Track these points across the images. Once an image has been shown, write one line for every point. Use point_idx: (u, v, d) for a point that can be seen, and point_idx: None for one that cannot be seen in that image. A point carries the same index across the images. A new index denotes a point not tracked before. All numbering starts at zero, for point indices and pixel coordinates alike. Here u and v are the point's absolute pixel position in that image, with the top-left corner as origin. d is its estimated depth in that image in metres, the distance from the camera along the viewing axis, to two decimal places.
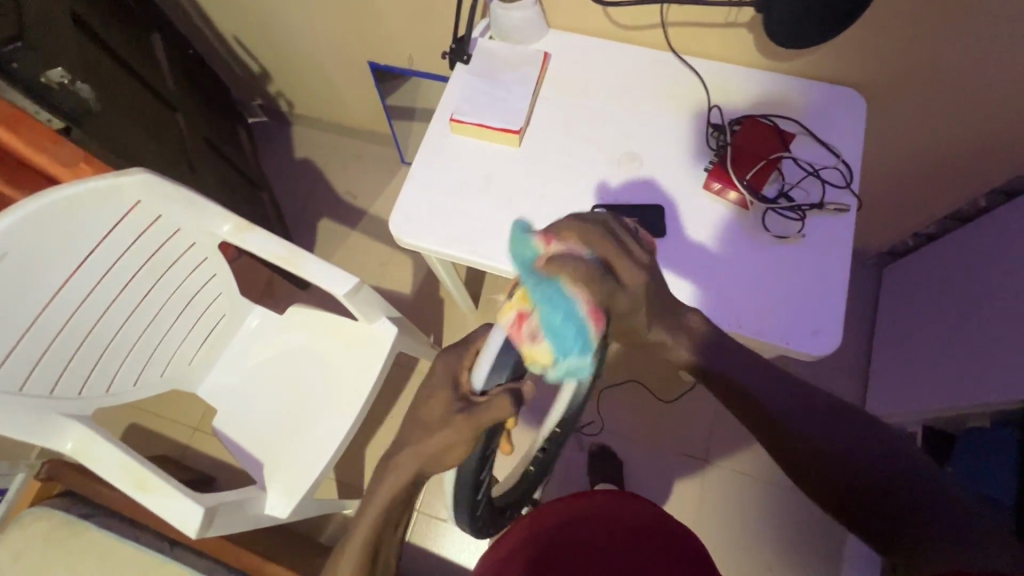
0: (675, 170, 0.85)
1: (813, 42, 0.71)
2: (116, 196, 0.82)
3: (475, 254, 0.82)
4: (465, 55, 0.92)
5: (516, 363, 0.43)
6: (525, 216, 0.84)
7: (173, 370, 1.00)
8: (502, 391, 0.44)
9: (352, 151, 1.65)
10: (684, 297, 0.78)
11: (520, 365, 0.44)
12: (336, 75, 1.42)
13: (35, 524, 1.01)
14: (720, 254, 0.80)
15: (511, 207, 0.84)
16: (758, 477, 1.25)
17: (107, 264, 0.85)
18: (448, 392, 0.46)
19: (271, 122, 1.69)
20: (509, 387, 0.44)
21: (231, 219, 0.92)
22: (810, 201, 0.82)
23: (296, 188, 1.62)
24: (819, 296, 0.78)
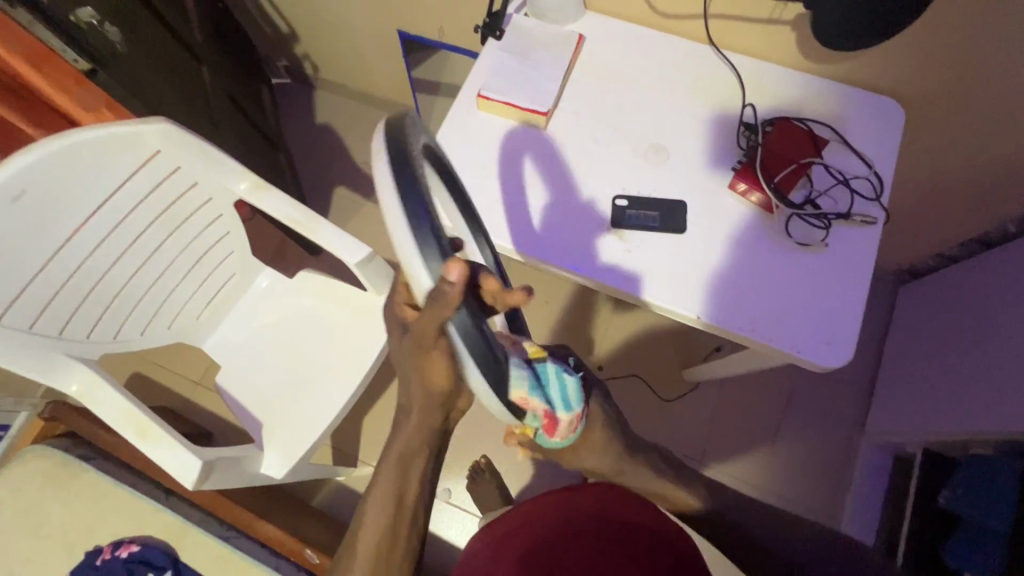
0: (702, 168, 0.84)
1: (871, 32, 0.66)
2: (137, 144, 0.81)
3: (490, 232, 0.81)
4: (498, 30, 0.90)
5: (442, 247, 0.41)
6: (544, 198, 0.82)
7: (180, 323, 1.00)
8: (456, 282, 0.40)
9: (373, 121, 1.63)
10: (700, 296, 0.77)
11: (445, 244, 0.41)
12: (365, 43, 1.40)
13: (35, 462, 1.03)
14: (738, 257, 0.79)
15: (532, 190, 0.83)
16: (751, 483, 1.25)
17: (123, 211, 0.84)
18: (399, 336, 0.50)
19: (294, 84, 1.67)
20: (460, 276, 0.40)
21: (249, 177, 0.91)
22: (837, 210, 0.80)
23: (314, 153, 1.61)
24: (838, 304, 0.76)
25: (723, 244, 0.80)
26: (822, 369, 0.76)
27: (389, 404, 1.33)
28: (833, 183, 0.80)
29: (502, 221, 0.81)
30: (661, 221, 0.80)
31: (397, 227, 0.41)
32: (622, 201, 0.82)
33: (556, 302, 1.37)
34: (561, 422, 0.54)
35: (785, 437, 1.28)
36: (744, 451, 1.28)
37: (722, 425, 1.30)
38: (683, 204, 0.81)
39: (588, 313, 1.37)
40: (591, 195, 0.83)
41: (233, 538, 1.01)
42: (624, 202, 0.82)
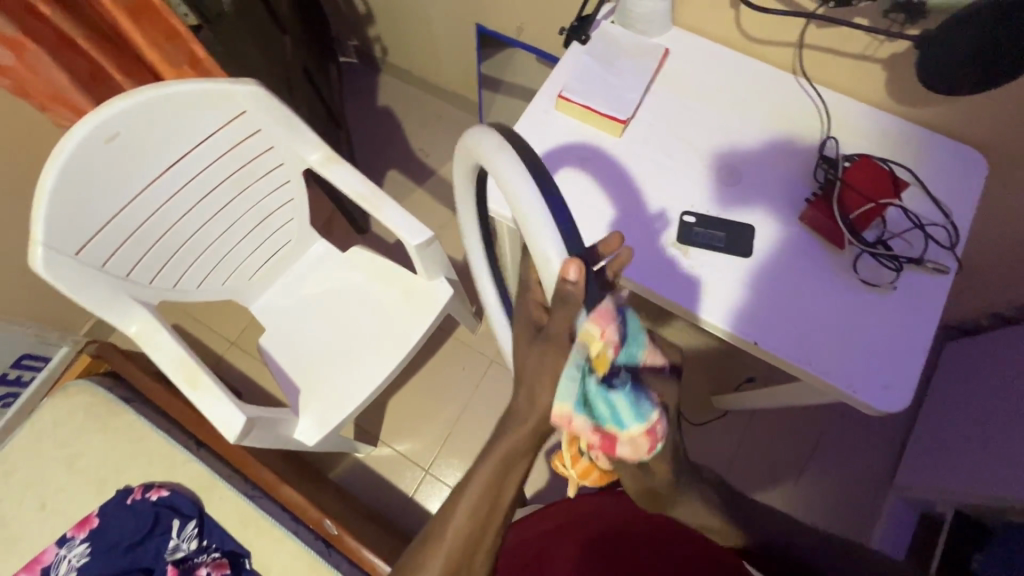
0: (776, 194, 0.83)
1: None
2: (226, 102, 0.84)
3: None
4: (584, 35, 0.90)
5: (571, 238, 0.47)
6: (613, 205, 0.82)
7: (234, 281, 1.02)
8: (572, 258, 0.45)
9: (433, 110, 1.65)
10: (760, 324, 0.77)
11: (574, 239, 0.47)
12: (439, 32, 1.43)
13: (77, 396, 1.06)
14: (803, 289, 0.78)
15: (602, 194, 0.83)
16: None
17: (202, 165, 0.87)
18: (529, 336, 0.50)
19: (360, 66, 1.71)
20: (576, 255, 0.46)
21: (323, 147, 0.93)
22: (910, 254, 0.78)
23: (372, 134, 1.64)
24: (901, 350, 0.75)
25: (789, 274, 0.79)
26: (877, 413, 0.75)
27: (417, 389, 1.34)
28: (909, 226, 0.79)
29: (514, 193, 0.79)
30: (727, 242, 0.80)
31: (536, 214, 0.46)
32: (690, 217, 0.82)
33: None
34: (620, 437, 0.45)
35: (810, 478, 1.26)
36: (766, 486, 1.26)
37: (746, 457, 1.28)
38: (751, 228, 0.81)
39: None
40: (659, 208, 0.83)
41: (257, 498, 1.03)
42: (692, 218, 0.82)
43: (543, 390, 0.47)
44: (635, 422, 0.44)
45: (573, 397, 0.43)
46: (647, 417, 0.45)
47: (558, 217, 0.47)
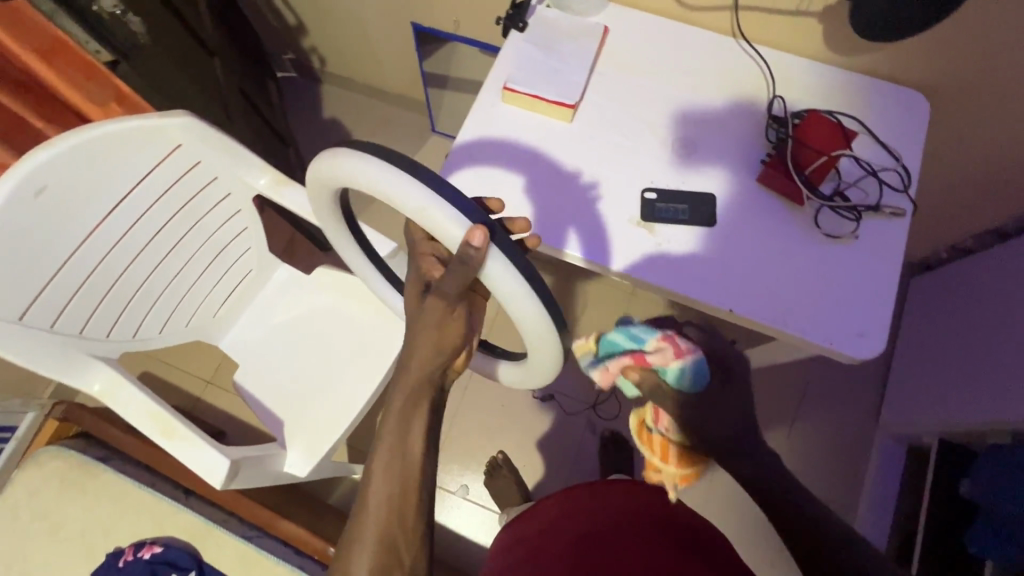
0: (732, 160, 0.83)
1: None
2: (158, 137, 0.80)
3: None
4: (521, 23, 0.89)
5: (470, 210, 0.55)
6: (572, 192, 0.82)
7: (198, 321, 0.98)
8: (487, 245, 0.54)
9: (382, 116, 1.62)
10: (732, 290, 0.77)
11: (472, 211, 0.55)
12: (376, 35, 1.39)
13: (50, 464, 1.01)
14: (770, 249, 0.79)
15: (559, 182, 0.82)
16: None
17: (144, 206, 0.83)
18: (417, 287, 0.62)
19: (300, 79, 1.65)
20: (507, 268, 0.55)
21: (270, 171, 0.90)
22: (867, 201, 0.80)
23: (322, 148, 1.59)
24: (871, 297, 0.76)
25: (755, 238, 0.80)
26: (855, 361, 0.76)
27: None
28: (862, 174, 0.80)
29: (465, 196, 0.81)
30: (691, 214, 0.80)
31: (425, 200, 0.54)
32: (652, 193, 0.81)
33: (570, 298, 1.37)
34: (641, 354, 0.65)
35: (800, 429, 1.29)
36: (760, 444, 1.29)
37: None
38: (712, 196, 0.81)
39: (602, 308, 1.38)
40: (619, 189, 0.82)
41: (256, 538, 1.01)
42: (654, 194, 0.81)
43: (421, 340, 0.58)
44: (645, 336, 0.66)
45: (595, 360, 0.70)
46: (652, 332, 0.66)
47: (448, 194, 0.56)
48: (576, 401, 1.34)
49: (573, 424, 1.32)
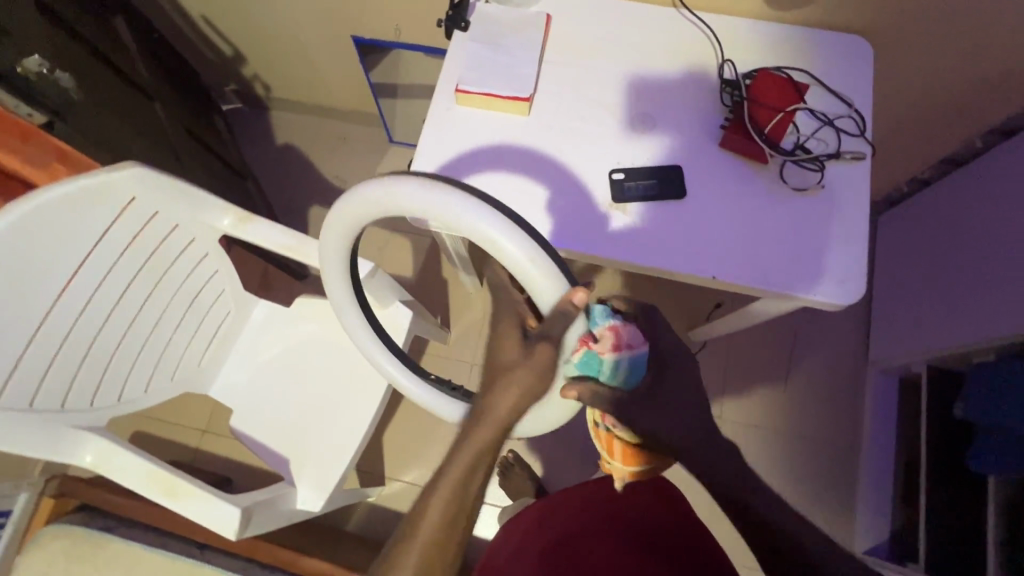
0: (692, 129, 0.84)
1: None
2: (110, 193, 0.77)
3: None
4: (462, 22, 0.88)
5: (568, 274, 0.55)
6: (542, 186, 0.81)
7: (183, 373, 0.96)
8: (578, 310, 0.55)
9: (336, 135, 1.59)
10: (712, 257, 0.78)
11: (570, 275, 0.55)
12: (317, 53, 1.35)
13: (52, 543, 0.98)
14: (742, 212, 0.80)
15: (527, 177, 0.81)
16: (773, 430, 1.29)
17: (106, 265, 0.80)
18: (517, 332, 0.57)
19: (246, 109, 1.61)
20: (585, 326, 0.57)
21: (232, 210, 0.88)
22: (827, 151, 0.81)
23: (281, 176, 1.56)
24: (844, 243, 0.78)
25: (726, 202, 0.80)
26: (839, 308, 0.78)
27: (408, 417, 1.31)
28: (819, 125, 0.82)
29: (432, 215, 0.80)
30: (662, 188, 0.81)
31: (530, 258, 0.53)
32: (619, 173, 0.81)
33: None
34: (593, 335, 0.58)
35: (795, 379, 1.32)
36: (760, 399, 1.31)
37: (735, 379, 1.33)
38: (679, 167, 0.82)
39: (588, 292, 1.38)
40: (587, 175, 0.82)
41: None
42: (622, 174, 0.81)
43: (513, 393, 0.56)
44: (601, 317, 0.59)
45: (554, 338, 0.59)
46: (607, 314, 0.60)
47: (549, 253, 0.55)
48: None
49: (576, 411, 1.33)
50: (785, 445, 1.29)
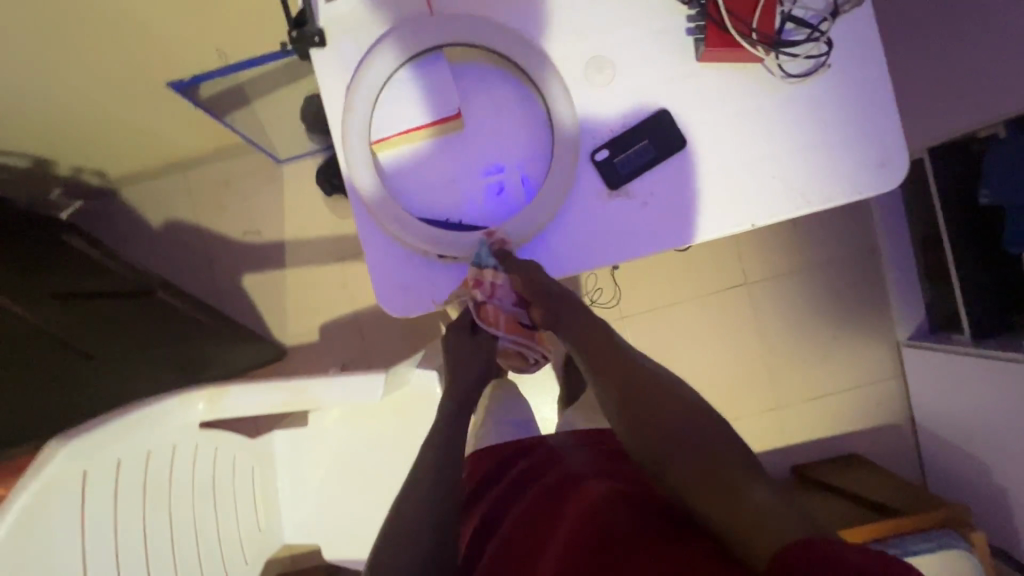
0: (656, 56, 0.67)
1: None
2: (62, 488, 0.61)
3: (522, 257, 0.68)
4: (314, 35, 0.65)
5: (518, 43, 0.66)
6: (526, 186, 0.69)
7: (252, 548, 0.87)
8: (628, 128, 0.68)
9: (216, 184, 1.30)
10: (742, 201, 0.67)
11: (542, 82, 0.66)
12: (132, 113, 1.03)
13: None
14: (752, 132, 0.67)
15: (499, 187, 0.69)
16: (793, 269, 1.30)
17: (110, 543, 0.66)
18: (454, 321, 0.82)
19: (97, 205, 1.30)
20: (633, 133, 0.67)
21: (198, 396, 0.74)
22: (821, 12, 0.66)
23: (187, 260, 1.32)
24: (871, 117, 0.66)
25: (732, 127, 0.67)
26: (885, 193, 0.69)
27: None
28: None
29: (446, 276, 0.68)
30: (657, 147, 0.67)
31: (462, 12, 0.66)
32: (603, 151, 0.67)
33: None
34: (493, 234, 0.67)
35: None
36: (774, 247, 1.30)
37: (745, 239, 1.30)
38: (665, 113, 0.67)
39: None
40: (579, 165, 0.67)
41: None
42: (606, 151, 0.67)
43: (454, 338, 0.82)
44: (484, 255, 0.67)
45: (621, 168, 0.67)
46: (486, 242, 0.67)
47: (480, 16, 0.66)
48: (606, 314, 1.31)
49: None
50: (810, 275, 1.31)
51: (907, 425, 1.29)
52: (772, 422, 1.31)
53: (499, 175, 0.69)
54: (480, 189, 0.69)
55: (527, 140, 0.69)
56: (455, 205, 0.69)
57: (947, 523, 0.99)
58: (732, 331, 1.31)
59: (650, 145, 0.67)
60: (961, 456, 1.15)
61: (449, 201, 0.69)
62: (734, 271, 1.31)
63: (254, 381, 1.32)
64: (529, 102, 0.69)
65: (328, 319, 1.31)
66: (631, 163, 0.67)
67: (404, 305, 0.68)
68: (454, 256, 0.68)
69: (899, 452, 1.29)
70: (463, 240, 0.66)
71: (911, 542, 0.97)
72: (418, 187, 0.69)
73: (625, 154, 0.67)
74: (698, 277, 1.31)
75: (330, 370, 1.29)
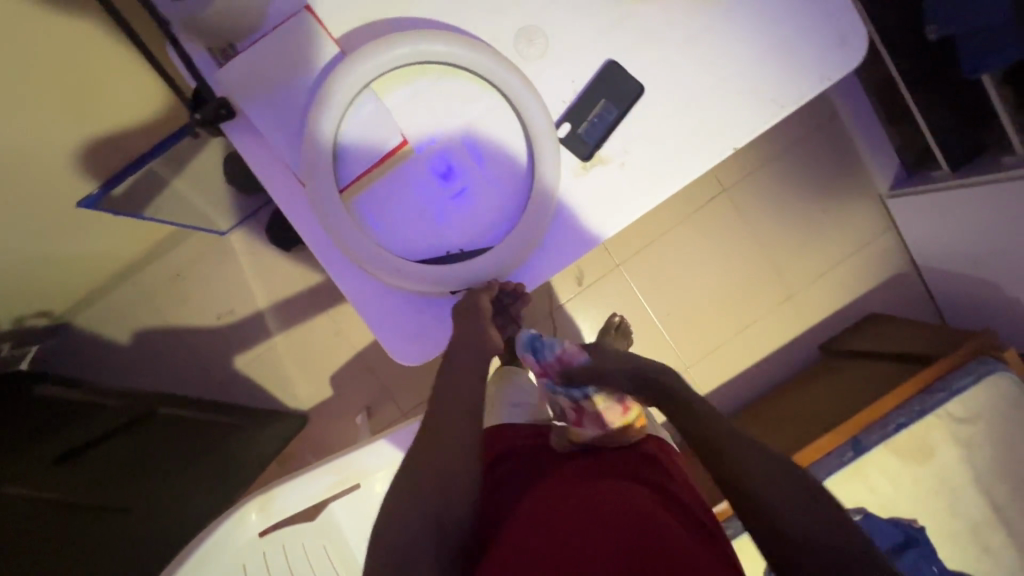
0: (584, 6, 0.62)
1: None
2: None
3: (522, 265, 0.64)
4: (219, 109, 0.58)
5: (441, 40, 0.58)
6: (502, 192, 0.63)
7: None
8: (581, 93, 0.63)
9: (168, 279, 1.22)
10: (718, 129, 0.64)
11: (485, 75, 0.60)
12: (53, 244, 0.94)
13: None
14: (705, 55, 0.63)
15: (475, 200, 0.63)
16: (763, 160, 1.29)
17: None
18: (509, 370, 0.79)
19: (54, 344, 1.22)
20: (588, 98, 0.62)
21: (248, 508, 0.72)
22: None
23: (170, 364, 1.25)
24: (816, 1, 0.63)
25: (686, 56, 0.63)
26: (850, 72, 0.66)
27: None
28: None
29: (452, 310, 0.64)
30: (619, 102, 0.62)
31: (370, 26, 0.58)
32: (564, 125, 0.63)
33: None
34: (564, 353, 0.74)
35: None
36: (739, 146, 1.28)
37: None
38: (614, 63, 0.62)
39: None
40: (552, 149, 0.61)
41: None
42: (567, 124, 0.63)
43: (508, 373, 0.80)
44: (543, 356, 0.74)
45: (591, 136, 0.63)
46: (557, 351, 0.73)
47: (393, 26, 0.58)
48: (601, 266, 1.29)
49: (620, 292, 1.30)
50: (780, 161, 1.30)
51: (912, 271, 1.32)
52: (790, 312, 1.33)
53: (479, 193, 0.63)
54: (457, 210, 0.63)
55: (499, 145, 0.63)
56: (434, 236, 0.63)
57: (980, 352, 1.02)
58: (726, 239, 1.31)
59: (611, 101, 0.62)
60: (971, 284, 1.19)
61: (428, 233, 0.63)
62: (709, 182, 1.29)
63: (286, 455, 1.28)
64: (480, 102, 0.62)
65: (335, 369, 1.27)
66: (597, 127, 0.62)
67: (422, 352, 0.65)
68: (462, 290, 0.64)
69: (912, 297, 1.33)
70: (462, 271, 0.62)
71: (951, 381, 1.01)
72: (389, 229, 0.62)
73: (589, 120, 0.62)
74: (677, 201, 1.29)
75: (357, 418, 1.26)
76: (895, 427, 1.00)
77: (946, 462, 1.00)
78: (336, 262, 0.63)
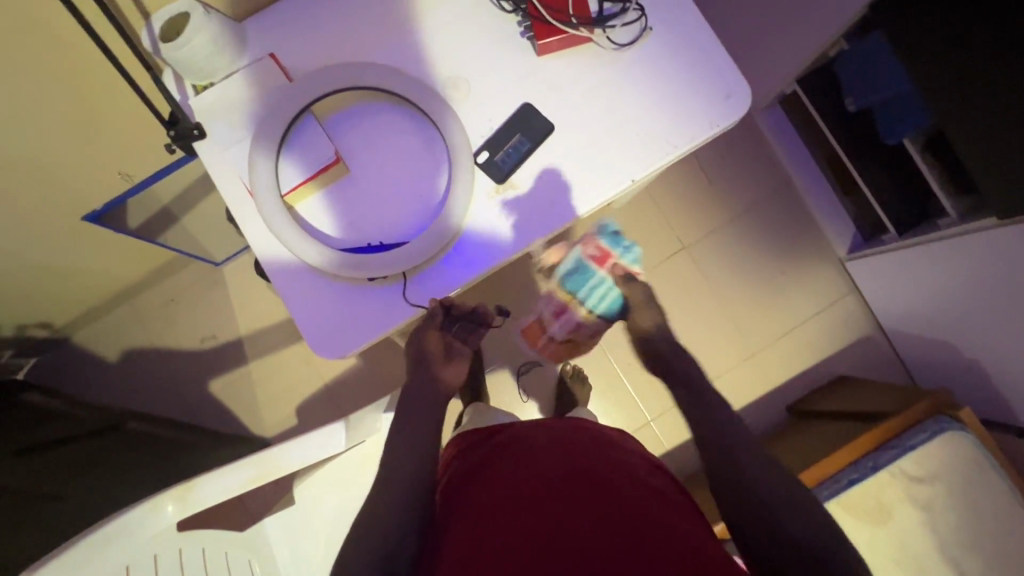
0: (504, 61, 0.74)
1: None
2: None
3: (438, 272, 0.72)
4: (192, 129, 0.70)
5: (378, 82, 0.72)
6: (423, 205, 0.73)
7: None
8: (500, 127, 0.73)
9: (162, 303, 1.33)
10: (619, 163, 0.73)
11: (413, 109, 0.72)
12: (60, 258, 1.07)
13: None
14: (607, 102, 0.73)
15: (400, 211, 0.73)
16: (724, 221, 1.37)
17: None
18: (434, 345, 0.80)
19: (49, 358, 1.32)
20: (506, 131, 0.73)
21: (165, 499, 0.74)
22: None
23: (151, 383, 1.32)
24: (704, 61, 0.74)
25: (589, 103, 0.73)
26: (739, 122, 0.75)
27: None
28: None
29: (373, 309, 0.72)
30: (531, 137, 0.72)
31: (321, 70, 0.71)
32: (483, 154, 0.73)
33: None
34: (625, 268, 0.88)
35: (710, 169, 1.37)
36: (700, 207, 1.37)
37: (671, 209, 1.37)
38: (529, 106, 0.73)
39: None
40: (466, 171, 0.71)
41: None
42: (486, 153, 0.73)
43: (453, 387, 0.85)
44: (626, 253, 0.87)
45: (506, 164, 0.72)
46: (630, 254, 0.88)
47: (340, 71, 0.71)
48: None
49: None
50: (741, 223, 1.37)
51: (880, 335, 1.32)
52: (755, 369, 1.33)
53: (401, 199, 0.73)
54: (382, 219, 0.73)
55: (419, 161, 0.73)
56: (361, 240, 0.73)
57: (935, 411, 0.99)
58: (689, 294, 1.35)
59: (526, 135, 0.72)
60: (934, 346, 1.18)
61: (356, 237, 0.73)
62: (671, 239, 1.36)
63: None
64: (408, 132, 0.73)
65: (304, 398, 1.31)
66: (510, 156, 0.72)
67: (342, 345, 0.72)
68: (380, 281, 0.71)
69: (881, 361, 1.32)
70: (381, 271, 0.70)
71: (906, 438, 0.98)
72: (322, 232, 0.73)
73: (504, 149, 0.72)
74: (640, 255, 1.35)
75: None
76: (846, 483, 0.97)
77: (905, 524, 0.95)
78: (274, 258, 0.72)
